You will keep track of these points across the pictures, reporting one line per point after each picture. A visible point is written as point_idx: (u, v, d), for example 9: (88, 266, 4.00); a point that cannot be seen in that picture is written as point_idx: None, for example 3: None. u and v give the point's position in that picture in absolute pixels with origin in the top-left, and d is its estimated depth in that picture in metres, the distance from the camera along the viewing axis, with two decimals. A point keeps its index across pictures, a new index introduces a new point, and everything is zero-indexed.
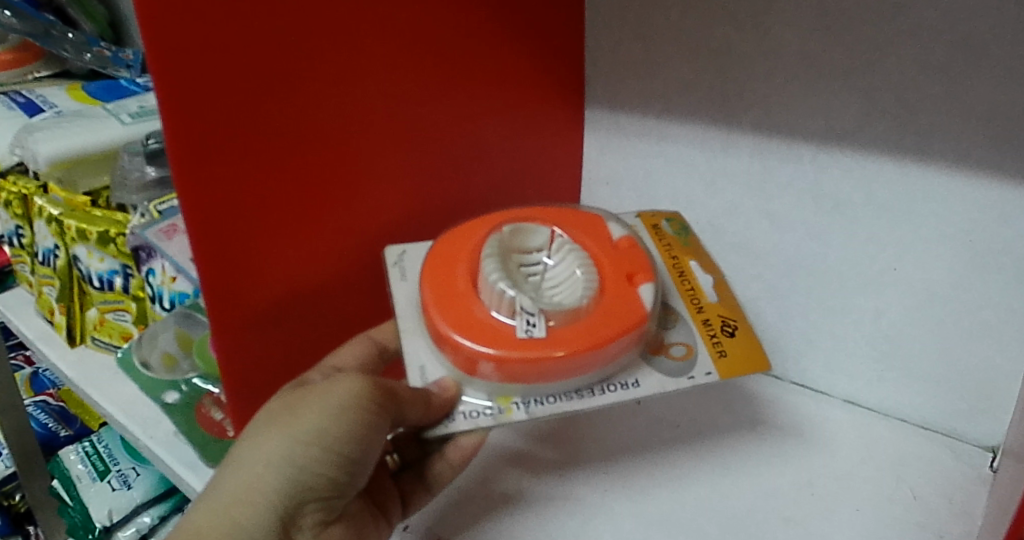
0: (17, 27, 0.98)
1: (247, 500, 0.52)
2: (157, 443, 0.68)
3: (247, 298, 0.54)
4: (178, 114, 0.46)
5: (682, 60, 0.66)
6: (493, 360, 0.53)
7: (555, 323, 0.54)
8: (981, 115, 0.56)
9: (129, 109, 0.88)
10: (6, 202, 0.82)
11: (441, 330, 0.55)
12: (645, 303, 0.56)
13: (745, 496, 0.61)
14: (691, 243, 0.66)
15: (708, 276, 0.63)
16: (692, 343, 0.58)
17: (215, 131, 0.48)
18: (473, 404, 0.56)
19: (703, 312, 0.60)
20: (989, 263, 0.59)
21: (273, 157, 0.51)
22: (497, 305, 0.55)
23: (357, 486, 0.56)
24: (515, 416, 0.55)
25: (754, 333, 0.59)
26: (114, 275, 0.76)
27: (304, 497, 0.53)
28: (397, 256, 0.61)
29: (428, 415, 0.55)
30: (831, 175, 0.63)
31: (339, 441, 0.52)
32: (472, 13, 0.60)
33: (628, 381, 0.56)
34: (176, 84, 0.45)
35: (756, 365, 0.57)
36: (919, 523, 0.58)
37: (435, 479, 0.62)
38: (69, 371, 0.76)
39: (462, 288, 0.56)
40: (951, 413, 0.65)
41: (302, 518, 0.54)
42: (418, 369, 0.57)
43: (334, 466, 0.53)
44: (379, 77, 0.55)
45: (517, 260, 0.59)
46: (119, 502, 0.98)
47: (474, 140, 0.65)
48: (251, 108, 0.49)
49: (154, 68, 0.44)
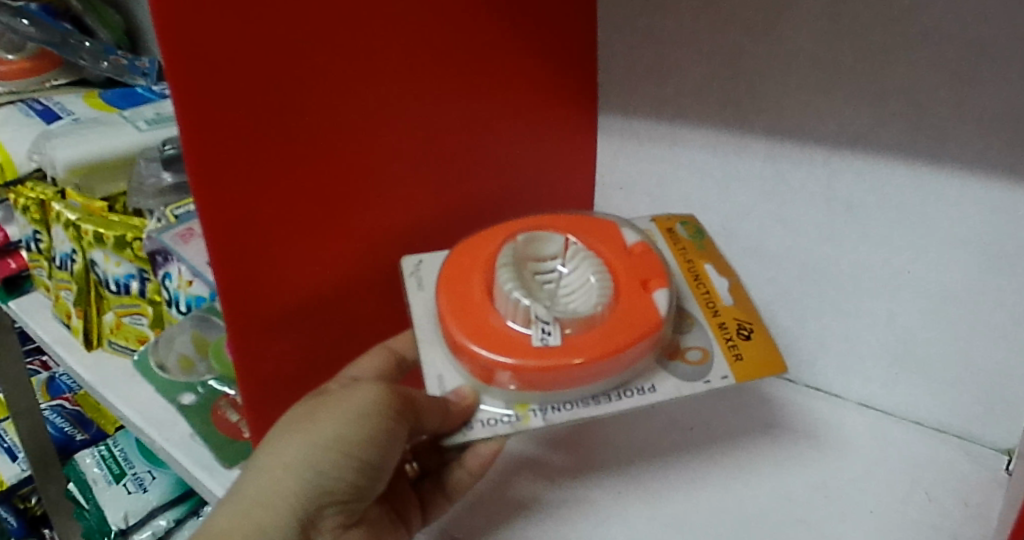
0: (34, 35, 0.99)
1: (269, 503, 0.52)
2: (173, 444, 0.68)
3: (266, 309, 0.55)
4: (198, 130, 0.47)
5: (695, 65, 0.66)
6: (511, 369, 0.54)
7: (571, 331, 0.55)
8: (996, 118, 0.55)
9: (146, 116, 0.89)
10: (24, 208, 0.84)
11: (458, 341, 0.55)
12: (660, 309, 0.56)
13: (759, 498, 0.61)
14: (706, 247, 0.66)
15: (723, 280, 0.63)
16: (708, 348, 0.58)
17: (231, 137, 0.48)
18: (491, 412, 0.56)
19: (718, 316, 0.60)
20: (1003, 265, 0.59)
21: (290, 163, 0.52)
22: (513, 315, 0.55)
23: (375, 490, 0.57)
24: (533, 423, 0.55)
25: (770, 335, 0.59)
26: (130, 279, 0.77)
27: (325, 500, 0.54)
28: (414, 266, 0.61)
29: (447, 424, 0.55)
30: (844, 179, 0.63)
31: (359, 446, 0.53)
32: (485, 20, 0.60)
33: (645, 386, 0.56)
34: (196, 101, 0.46)
35: (772, 366, 0.57)
36: (935, 525, 0.58)
37: (454, 487, 0.62)
38: (86, 374, 0.77)
39: (478, 298, 0.56)
40: (967, 417, 0.65)
41: (321, 521, 0.55)
42: (435, 378, 0.57)
43: (354, 471, 0.54)
44: (395, 87, 0.56)
45: (532, 268, 0.60)
46: (135, 505, 0.99)
47: (487, 146, 0.65)
48: (268, 120, 0.50)
49: (175, 87, 0.45)
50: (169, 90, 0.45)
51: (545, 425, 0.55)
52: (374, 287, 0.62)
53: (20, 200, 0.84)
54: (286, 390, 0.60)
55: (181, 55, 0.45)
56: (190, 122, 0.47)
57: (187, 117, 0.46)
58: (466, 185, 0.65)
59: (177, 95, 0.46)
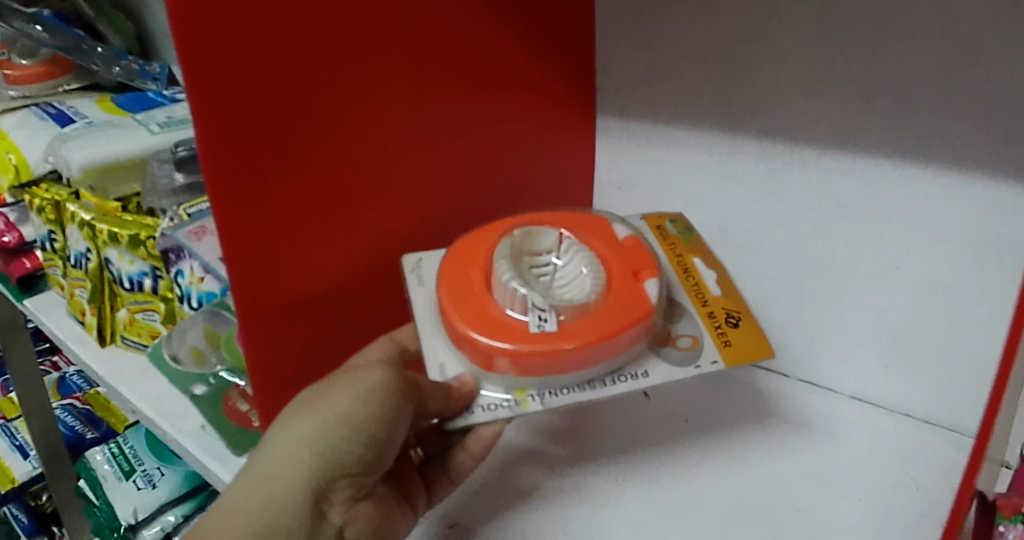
0: (49, 42, 1.01)
1: (281, 474, 0.54)
2: (186, 436, 0.70)
3: (271, 304, 0.57)
4: (211, 129, 0.49)
5: (690, 67, 0.68)
6: (509, 354, 0.56)
7: (565, 318, 0.57)
8: (978, 116, 0.58)
9: (158, 119, 0.91)
10: (39, 209, 0.86)
11: (459, 329, 0.57)
12: (651, 297, 0.58)
13: (752, 485, 0.63)
14: (694, 242, 0.69)
15: (711, 272, 0.66)
16: (698, 335, 0.60)
17: (243, 134, 0.50)
18: (491, 397, 0.58)
19: (708, 306, 0.62)
20: (988, 259, 0.61)
21: (298, 158, 0.54)
22: (511, 303, 0.57)
23: (385, 465, 0.58)
24: (531, 407, 0.57)
25: (758, 323, 0.62)
26: (143, 276, 0.79)
27: (336, 473, 0.55)
28: (414, 263, 0.63)
29: (448, 407, 0.58)
30: (834, 177, 0.65)
31: (367, 421, 0.55)
32: (485, 24, 0.63)
33: (638, 371, 0.58)
34: (210, 102, 0.48)
35: (759, 351, 0.59)
36: (922, 511, 0.60)
37: (458, 469, 0.64)
38: (101, 370, 0.79)
39: (477, 288, 0.58)
40: (955, 407, 0.67)
41: (334, 494, 0.56)
42: (436, 367, 0.60)
43: (363, 445, 0.56)
44: (398, 89, 0.58)
45: (528, 261, 0.62)
46: (145, 501, 1.01)
47: (487, 145, 0.67)
48: (277, 120, 0.52)
49: (192, 89, 0.48)
50: (185, 91, 0.48)
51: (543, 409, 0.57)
52: (375, 284, 0.64)
53: (36, 201, 0.86)
54: (294, 382, 0.62)
55: (196, 59, 0.47)
56: (204, 122, 0.49)
57: (202, 117, 0.48)
58: (466, 184, 0.67)
59: (193, 96, 0.48)
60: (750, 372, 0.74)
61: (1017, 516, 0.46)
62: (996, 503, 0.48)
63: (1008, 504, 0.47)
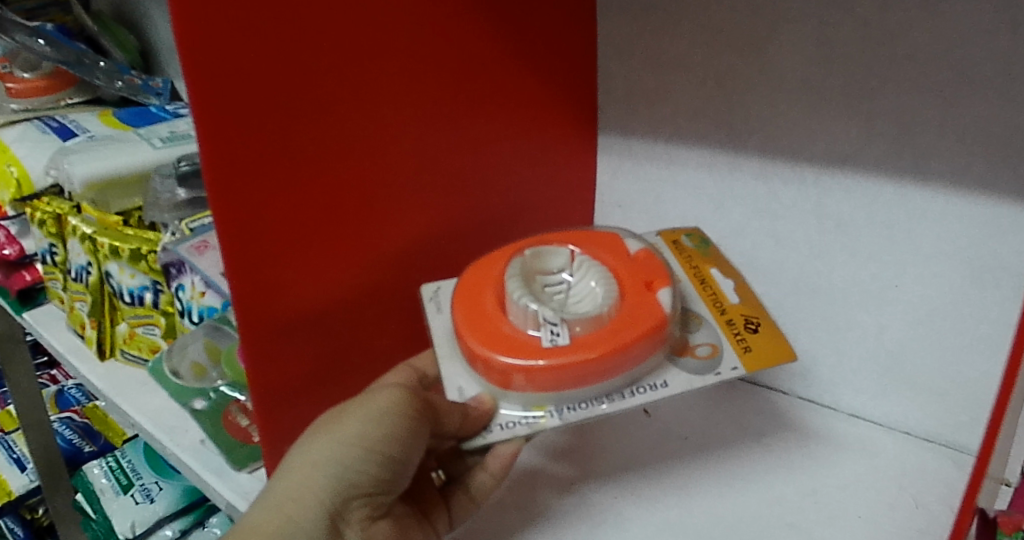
0: (51, 55, 1.02)
1: (299, 496, 0.54)
2: (183, 448, 0.70)
3: (274, 331, 0.57)
4: (219, 159, 0.50)
5: (690, 86, 0.69)
6: (524, 372, 0.56)
7: (578, 329, 0.57)
8: (977, 136, 0.58)
9: (161, 134, 0.92)
10: (40, 221, 0.86)
11: (474, 350, 0.58)
12: (664, 307, 0.58)
13: (751, 503, 0.63)
14: (710, 254, 0.69)
15: (728, 280, 0.66)
16: (716, 343, 0.60)
17: (250, 151, 0.51)
18: (509, 416, 0.58)
19: (726, 313, 0.63)
20: (987, 278, 0.61)
21: (307, 176, 0.54)
22: (524, 322, 0.58)
23: (400, 484, 0.59)
24: (550, 423, 0.57)
25: (778, 328, 0.62)
26: (144, 290, 0.79)
27: (350, 493, 0.56)
28: (432, 293, 0.64)
29: (465, 428, 0.57)
30: (833, 196, 0.66)
31: (381, 441, 0.56)
32: (490, 40, 0.63)
33: (657, 382, 0.58)
34: (218, 132, 0.49)
35: (784, 353, 0.59)
36: (921, 529, 0.60)
37: (477, 489, 0.64)
38: (99, 383, 0.79)
39: (490, 310, 0.59)
40: (953, 426, 0.67)
41: (350, 514, 0.57)
42: (455, 389, 0.60)
43: (378, 464, 0.56)
44: (404, 112, 0.59)
45: (540, 281, 0.63)
46: (142, 515, 1.01)
47: (494, 163, 0.68)
48: (285, 136, 0.52)
49: (200, 120, 0.48)
50: (190, 108, 0.48)
51: (562, 425, 0.57)
52: (379, 309, 0.64)
53: (37, 214, 0.86)
54: (301, 406, 0.62)
55: (207, 91, 0.48)
56: (212, 153, 0.50)
57: (210, 147, 0.49)
58: (471, 208, 0.68)
59: (201, 127, 0.49)
60: (749, 391, 0.74)
61: (1018, 532, 0.47)
62: (996, 520, 0.48)
63: (1009, 521, 0.47)
